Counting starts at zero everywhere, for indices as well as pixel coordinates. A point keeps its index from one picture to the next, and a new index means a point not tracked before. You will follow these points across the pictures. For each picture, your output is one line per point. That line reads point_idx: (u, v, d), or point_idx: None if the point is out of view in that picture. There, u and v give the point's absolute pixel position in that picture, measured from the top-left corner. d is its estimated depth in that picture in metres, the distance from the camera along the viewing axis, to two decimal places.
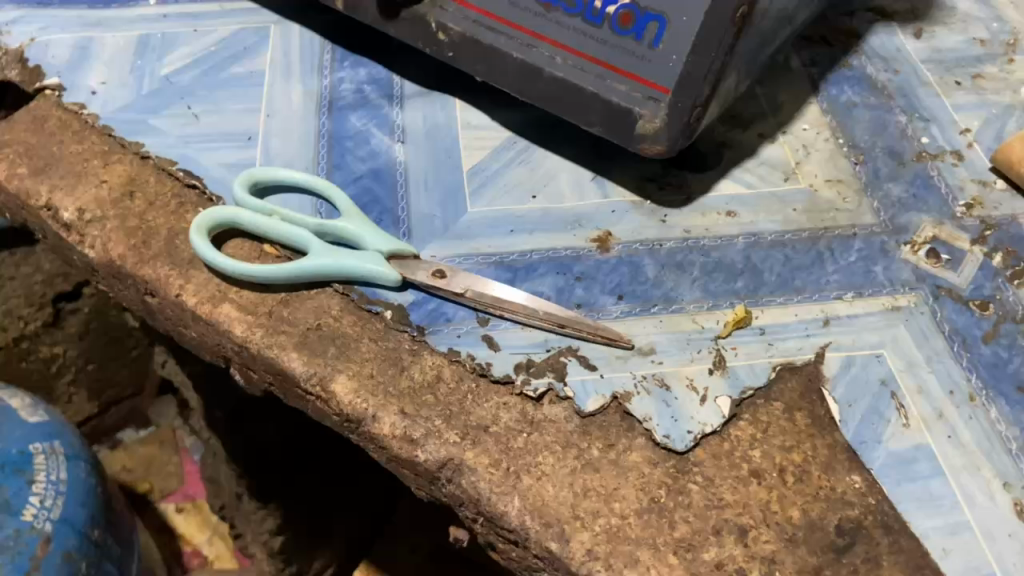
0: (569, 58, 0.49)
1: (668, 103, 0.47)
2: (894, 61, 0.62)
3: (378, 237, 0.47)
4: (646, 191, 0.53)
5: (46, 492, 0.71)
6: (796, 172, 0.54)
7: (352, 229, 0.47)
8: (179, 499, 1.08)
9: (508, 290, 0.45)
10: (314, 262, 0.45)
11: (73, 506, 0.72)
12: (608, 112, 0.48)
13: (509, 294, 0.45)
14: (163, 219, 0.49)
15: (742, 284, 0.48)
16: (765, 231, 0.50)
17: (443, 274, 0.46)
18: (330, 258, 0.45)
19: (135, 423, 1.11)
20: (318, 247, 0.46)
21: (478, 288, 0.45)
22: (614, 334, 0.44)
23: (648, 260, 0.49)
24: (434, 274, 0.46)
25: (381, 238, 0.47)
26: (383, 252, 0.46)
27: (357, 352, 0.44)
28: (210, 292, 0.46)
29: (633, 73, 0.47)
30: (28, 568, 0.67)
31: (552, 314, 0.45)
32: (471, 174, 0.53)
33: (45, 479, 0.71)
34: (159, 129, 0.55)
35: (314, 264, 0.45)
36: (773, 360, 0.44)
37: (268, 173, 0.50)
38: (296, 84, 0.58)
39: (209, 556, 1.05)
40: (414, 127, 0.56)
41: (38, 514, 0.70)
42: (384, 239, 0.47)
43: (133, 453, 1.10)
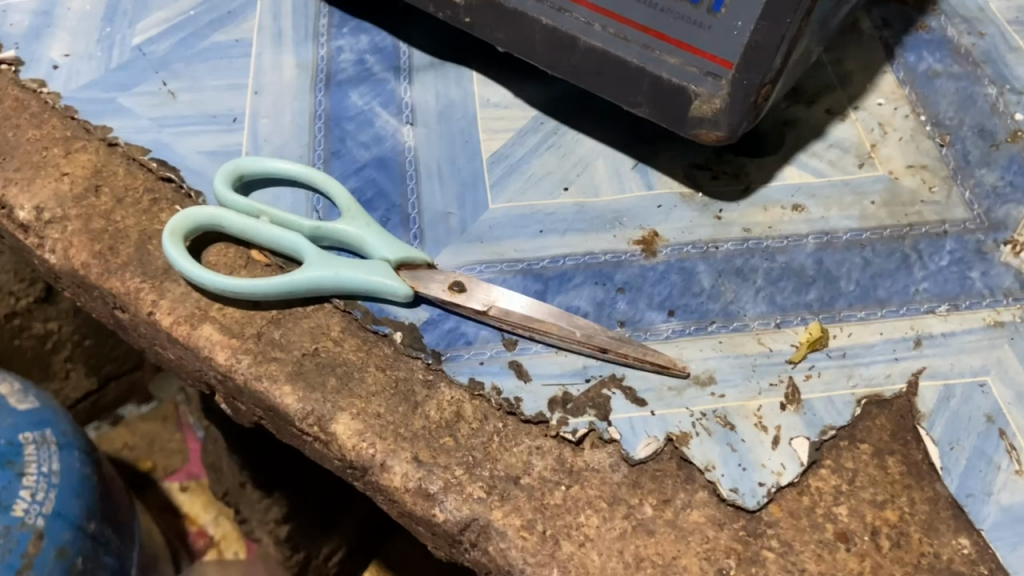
0: (609, 24, 0.41)
1: (730, 80, 0.38)
2: (978, 21, 0.53)
3: (385, 243, 0.40)
4: (696, 181, 0.45)
5: (38, 484, 0.57)
6: (872, 156, 0.46)
7: (354, 232, 0.40)
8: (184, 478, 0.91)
9: (539, 307, 0.38)
10: (311, 274, 0.38)
11: (69, 499, 0.58)
12: (656, 91, 0.41)
13: (540, 312, 0.38)
14: (133, 219, 0.42)
15: (815, 295, 0.40)
16: (840, 230, 0.43)
17: (462, 287, 0.39)
18: (330, 269, 0.38)
19: (135, 398, 0.92)
20: (315, 255, 0.39)
21: (503, 306, 0.38)
22: (667, 359, 0.37)
23: (702, 266, 0.41)
24: (451, 288, 0.39)
25: (389, 244, 0.40)
26: (392, 261, 0.40)
27: (361, 384, 0.37)
28: (188, 309, 0.39)
29: (687, 43, 0.39)
30: (20, 567, 0.54)
31: (592, 336, 0.38)
32: (491, 163, 0.46)
33: (36, 471, 0.58)
34: (131, 110, 0.47)
35: (311, 277, 0.38)
36: (855, 391, 0.37)
37: (254, 164, 0.43)
38: (288, 55, 0.50)
39: (215, 537, 0.88)
40: (425, 106, 0.48)
41: (31, 509, 0.56)
42: (393, 245, 0.40)
43: (136, 431, 0.92)
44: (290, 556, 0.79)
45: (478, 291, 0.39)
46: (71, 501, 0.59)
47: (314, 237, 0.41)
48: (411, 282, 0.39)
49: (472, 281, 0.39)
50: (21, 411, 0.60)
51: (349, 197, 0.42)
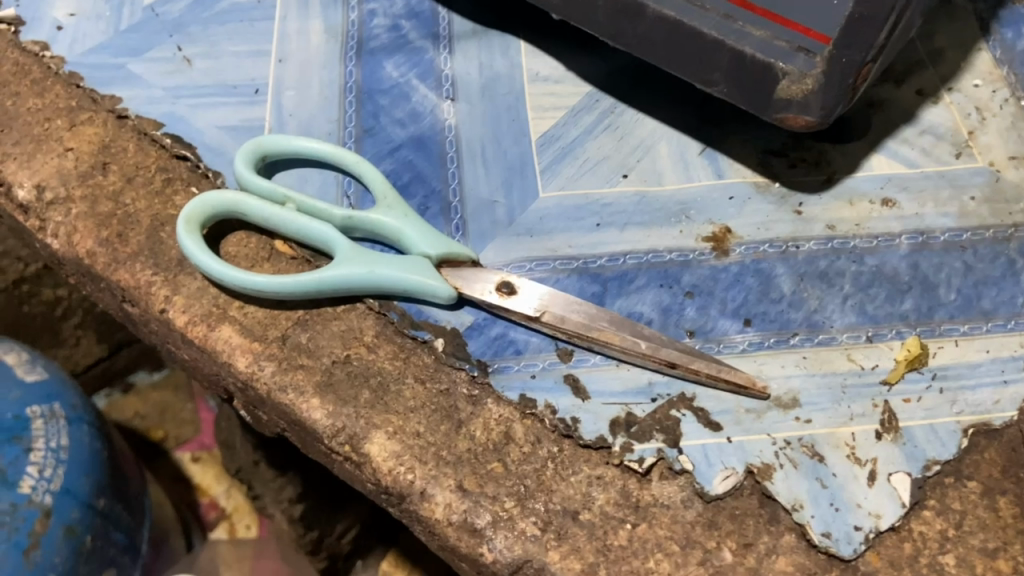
0: None
1: (825, 57, 0.33)
2: None
3: (426, 238, 0.36)
4: (772, 169, 0.40)
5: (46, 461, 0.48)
6: (970, 145, 0.41)
7: (392, 223, 0.36)
8: (196, 448, 0.81)
9: (599, 314, 0.34)
10: (344, 271, 0.34)
11: (76, 480, 0.48)
12: (735, 68, 0.35)
13: (601, 319, 0.34)
14: (144, 202, 0.38)
15: (911, 305, 0.36)
16: (937, 229, 0.38)
17: (512, 288, 0.34)
18: (365, 266, 0.34)
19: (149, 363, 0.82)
20: (348, 249, 0.35)
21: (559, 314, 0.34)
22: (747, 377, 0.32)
23: (781, 269, 0.37)
24: (500, 290, 0.34)
25: (430, 238, 0.36)
26: (434, 258, 0.35)
27: (398, 398, 0.32)
28: (205, 309, 0.34)
29: (775, 13, 0.34)
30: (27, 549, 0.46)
31: (662, 349, 0.33)
32: (541, 145, 0.41)
33: (45, 447, 0.48)
34: (142, 79, 0.42)
35: (344, 275, 0.34)
36: (960, 419, 0.32)
37: (279, 143, 0.38)
38: (315, 19, 0.45)
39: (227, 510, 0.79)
40: (467, 79, 0.43)
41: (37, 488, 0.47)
42: (435, 239, 0.36)
43: (146, 400, 0.82)
44: (303, 535, 0.66)
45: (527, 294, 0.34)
46: (79, 483, 0.49)
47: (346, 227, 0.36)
48: (455, 282, 0.35)
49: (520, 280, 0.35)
50: (31, 382, 0.50)
51: (386, 183, 0.37)
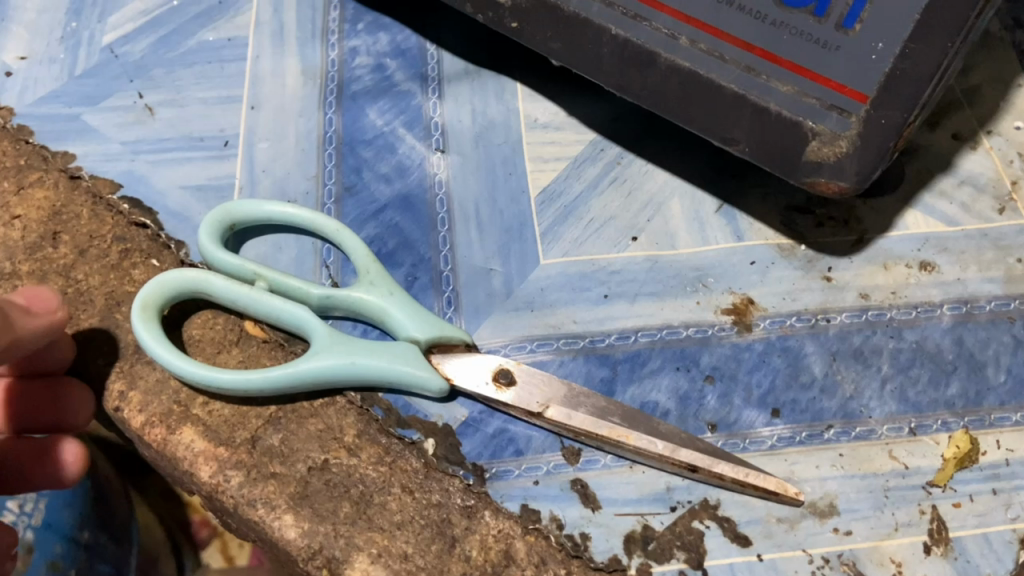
0: (699, 38, 0.32)
1: (862, 117, 0.30)
2: None
3: (414, 319, 0.32)
4: (797, 228, 0.36)
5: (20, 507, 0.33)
6: (1012, 197, 0.37)
7: (377, 303, 0.32)
8: None
9: (611, 408, 0.30)
10: (322, 364, 0.30)
11: (60, 510, 0.34)
12: (759, 126, 0.32)
13: (613, 414, 0.30)
14: (98, 278, 0.33)
15: (957, 390, 0.32)
16: (982, 297, 0.34)
17: (510, 379, 0.30)
18: (347, 356, 0.30)
19: None
20: (326, 335, 0.31)
21: (562, 409, 0.30)
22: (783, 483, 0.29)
23: (811, 347, 0.33)
24: (498, 382, 0.30)
25: (422, 319, 0.32)
26: (425, 343, 0.31)
27: (382, 512, 0.28)
28: (165, 406, 0.31)
29: (804, 66, 0.30)
30: None
31: (684, 452, 0.29)
32: (542, 202, 0.37)
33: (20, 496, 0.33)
34: (99, 132, 0.38)
35: (321, 368, 0.30)
36: (1016, 526, 0.29)
37: (250, 208, 0.34)
38: (291, 57, 0.41)
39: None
40: (458, 127, 0.39)
41: (13, 524, 0.33)
42: (425, 321, 0.32)
43: None
44: None
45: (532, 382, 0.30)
46: (63, 514, 0.34)
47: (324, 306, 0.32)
48: (448, 373, 0.31)
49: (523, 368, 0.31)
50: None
51: (369, 255, 0.33)
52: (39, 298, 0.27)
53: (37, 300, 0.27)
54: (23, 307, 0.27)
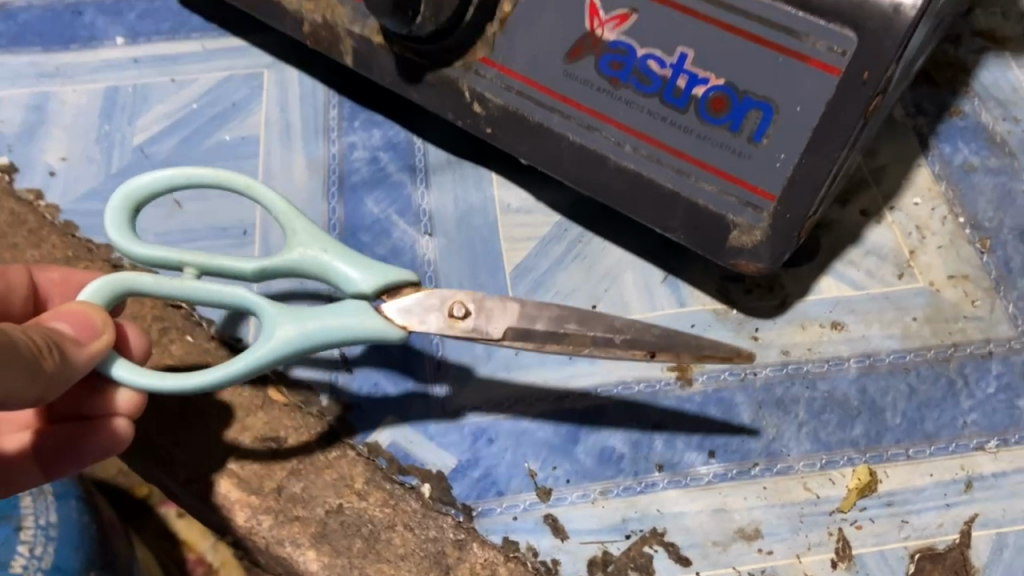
0: (641, 146, 0.39)
1: (772, 212, 0.37)
2: (1012, 105, 0.52)
3: (348, 269, 0.34)
4: (729, 294, 0.43)
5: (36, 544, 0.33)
6: (911, 265, 0.44)
7: (314, 260, 0.35)
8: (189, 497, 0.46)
9: (568, 315, 0.32)
10: (280, 338, 0.32)
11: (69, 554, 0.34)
12: (692, 218, 0.40)
13: (567, 321, 0.32)
14: None
15: (861, 430, 0.39)
16: (883, 351, 0.41)
17: (465, 311, 0.33)
18: (298, 327, 0.32)
19: None
20: (272, 308, 0.33)
21: (513, 323, 0.32)
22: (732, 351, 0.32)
23: (741, 398, 0.40)
24: (453, 312, 0.33)
25: (359, 267, 0.34)
26: (373, 294, 0.34)
27: (388, 546, 0.35)
28: (203, 463, 0.36)
29: (725, 171, 0.38)
30: None
31: (632, 346, 0.32)
32: (516, 277, 0.44)
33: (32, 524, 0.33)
34: (135, 226, 0.45)
35: (282, 343, 0.32)
36: (907, 544, 0.36)
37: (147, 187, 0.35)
38: (298, 153, 0.48)
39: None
40: (443, 213, 0.46)
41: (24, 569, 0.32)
42: (360, 267, 0.34)
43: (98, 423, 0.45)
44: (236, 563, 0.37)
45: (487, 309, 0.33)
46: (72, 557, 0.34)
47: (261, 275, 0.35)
48: (402, 321, 0.33)
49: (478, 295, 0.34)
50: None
51: (291, 212, 0.35)
52: (85, 323, 0.30)
53: (85, 324, 0.30)
54: (72, 338, 0.30)
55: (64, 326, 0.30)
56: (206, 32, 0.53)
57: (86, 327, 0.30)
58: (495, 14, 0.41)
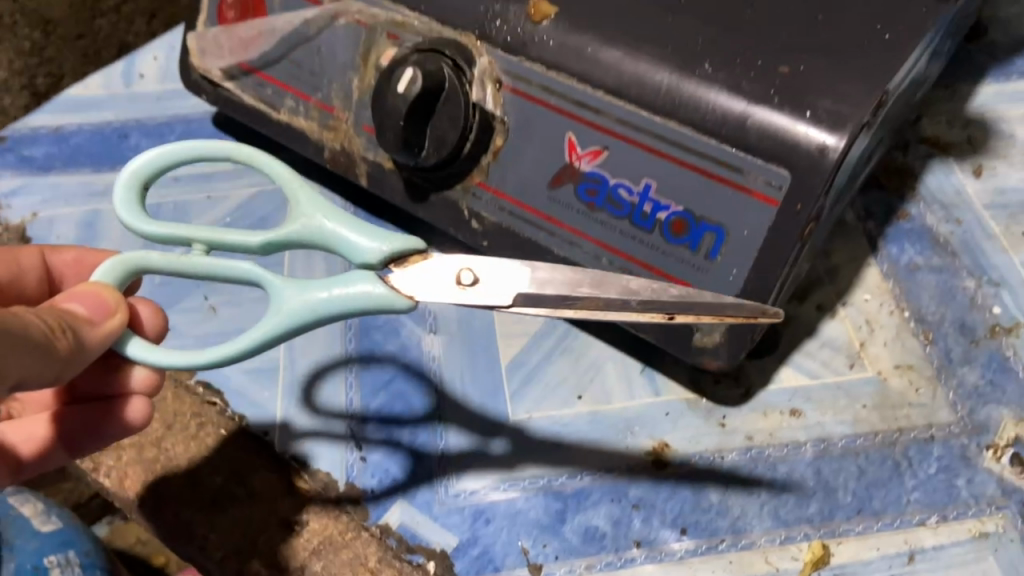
0: (616, 260, 0.46)
1: (728, 318, 0.43)
2: (954, 206, 0.58)
3: (348, 238, 0.40)
4: (700, 384, 0.49)
5: None
6: (861, 356, 0.50)
7: (315, 227, 0.40)
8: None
9: (583, 280, 0.37)
10: (288, 307, 0.37)
11: None
12: (661, 322, 0.45)
13: (582, 285, 0.37)
14: (181, 445, 0.45)
15: (816, 508, 0.44)
16: (836, 436, 0.46)
17: (475, 279, 0.38)
18: (301, 298, 0.37)
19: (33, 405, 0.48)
20: (278, 283, 0.38)
21: (527, 287, 0.37)
22: (750, 314, 0.36)
23: (710, 480, 0.45)
24: (464, 279, 0.38)
25: (360, 234, 0.40)
26: (379, 260, 0.39)
27: None
28: (237, 545, 0.42)
29: (688, 283, 0.44)
30: None
31: (646, 307, 0.36)
32: (511, 369, 0.50)
33: None
34: (175, 329, 0.51)
35: (290, 310, 0.37)
36: None
37: (157, 164, 0.41)
38: None
39: None
40: (447, 313, 0.52)
41: None
42: (356, 233, 0.40)
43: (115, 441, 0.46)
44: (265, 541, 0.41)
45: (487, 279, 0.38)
46: None
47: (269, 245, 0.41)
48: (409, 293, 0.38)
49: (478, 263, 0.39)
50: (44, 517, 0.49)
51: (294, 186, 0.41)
52: (97, 303, 0.36)
53: (97, 304, 0.36)
54: (85, 317, 0.35)
55: (80, 305, 0.36)
56: None
57: (100, 304, 0.36)
58: (488, 147, 0.48)
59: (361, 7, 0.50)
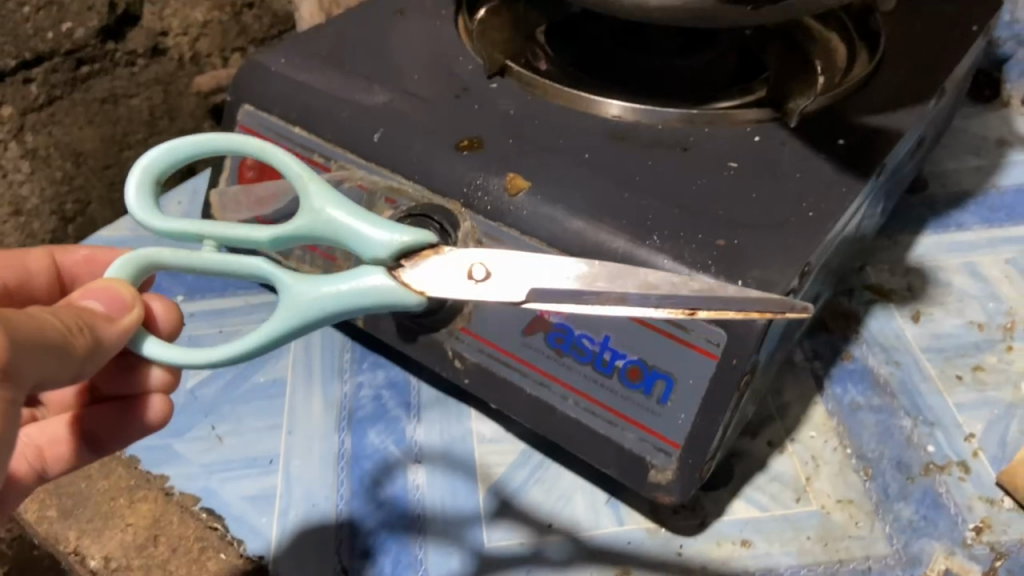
0: (581, 400, 0.51)
1: (678, 458, 0.49)
2: (894, 350, 0.64)
3: (356, 238, 0.46)
4: (660, 514, 0.54)
5: None
6: (807, 490, 0.54)
7: (322, 222, 0.46)
8: None
9: (598, 275, 0.44)
10: (301, 300, 0.43)
11: None
12: (622, 459, 0.51)
13: (599, 280, 0.44)
14: (185, 568, 0.50)
15: None
16: (782, 565, 0.51)
17: (486, 275, 0.45)
18: (314, 292, 0.43)
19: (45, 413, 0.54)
20: (289, 280, 0.43)
21: (546, 286, 0.44)
22: (774, 307, 0.42)
23: None
24: (480, 276, 0.45)
25: (368, 228, 0.46)
26: (389, 254, 0.45)
27: None
28: None
29: (645, 425, 0.50)
30: None
31: (662, 302, 0.42)
32: (488, 498, 0.54)
33: None
34: (184, 457, 0.56)
35: (302, 303, 0.43)
36: None
37: (167, 159, 0.46)
38: (317, 392, 0.60)
39: None
40: (431, 444, 0.57)
41: None
42: (361, 229, 0.45)
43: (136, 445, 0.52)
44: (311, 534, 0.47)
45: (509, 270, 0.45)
46: None
47: (281, 240, 0.46)
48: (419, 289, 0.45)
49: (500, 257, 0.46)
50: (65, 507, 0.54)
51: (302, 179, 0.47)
52: (114, 304, 0.40)
53: (113, 304, 0.40)
54: (103, 315, 0.39)
55: (99, 302, 0.39)
56: (249, 290, 0.67)
57: (116, 303, 0.40)
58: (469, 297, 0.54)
59: (364, 174, 0.58)
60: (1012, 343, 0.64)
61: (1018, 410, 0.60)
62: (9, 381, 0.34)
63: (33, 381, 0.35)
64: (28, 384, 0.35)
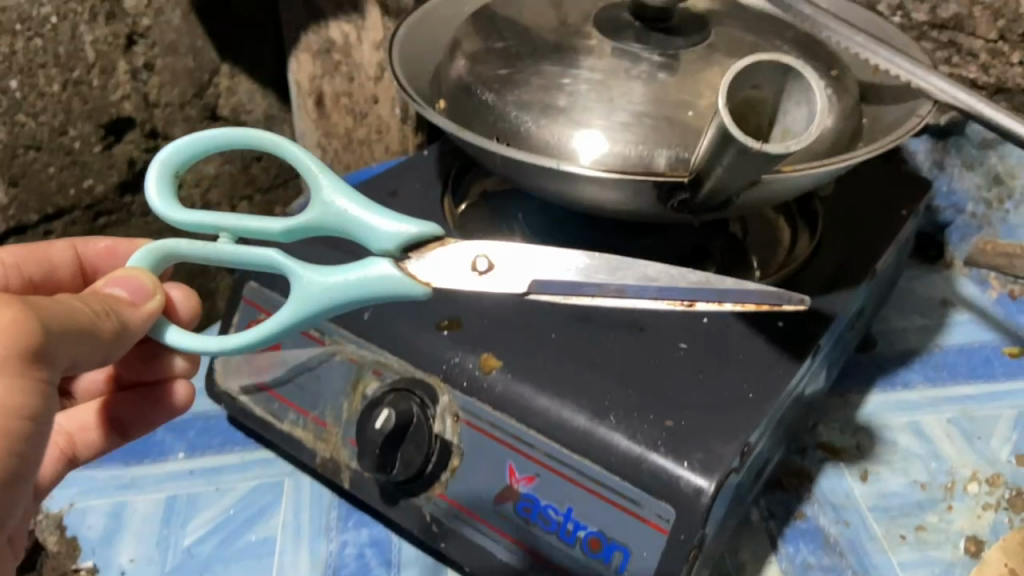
0: (547, 566, 0.57)
1: None
2: (843, 508, 0.69)
3: (365, 231, 0.55)
4: None
5: None
6: None
7: (331, 216, 0.55)
8: None
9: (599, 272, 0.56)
10: (310, 292, 0.52)
11: None
12: None
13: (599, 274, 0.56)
14: None
15: None
16: None
17: (487, 266, 0.53)
18: (320, 285, 0.52)
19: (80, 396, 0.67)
20: (300, 270, 0.52)
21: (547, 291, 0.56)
22: (771, 299, 0.52)
23: None
24: (482, 268, 0.53)
25: (378, 222, 0.54)
26: (397, 248, 0.54)
27: None
28: None
29: None
30: None
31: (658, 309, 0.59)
32: None
33: None
34: None
35: (312, 294, 0.52)
36: None
37: (186, 149, 0.55)
38: (303, 550, 0.64)
39: None
40: None
41: None
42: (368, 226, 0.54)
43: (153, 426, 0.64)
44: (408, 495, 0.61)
45: (507, 261, 0.54)
46: None
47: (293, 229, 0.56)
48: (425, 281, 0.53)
49: (503, 250, 0.54)
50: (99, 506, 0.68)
51: (318, 174, 0.56)
52: (137, 292, 0.48)
53: (137, 291, 0.48)
54: (128, 303, 0.47)
55: (123, 291, 0.48)
56: (245, 446, 0.73)
57: (140, 290, 0.48)
58: (447, 466, 0.60)
59: (353, 348, 0.64)
60: (952, 502, 0.70)
61: (956, 569, 0.65)
62: (43, 362, 0.42)
63: (66, 363, 0.43)
64: (62, 365, 0.43)
